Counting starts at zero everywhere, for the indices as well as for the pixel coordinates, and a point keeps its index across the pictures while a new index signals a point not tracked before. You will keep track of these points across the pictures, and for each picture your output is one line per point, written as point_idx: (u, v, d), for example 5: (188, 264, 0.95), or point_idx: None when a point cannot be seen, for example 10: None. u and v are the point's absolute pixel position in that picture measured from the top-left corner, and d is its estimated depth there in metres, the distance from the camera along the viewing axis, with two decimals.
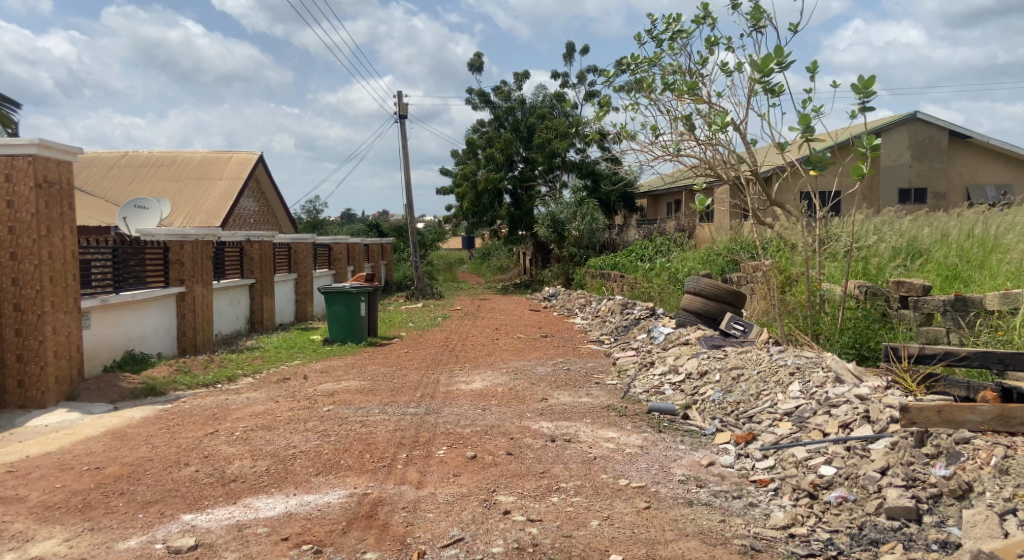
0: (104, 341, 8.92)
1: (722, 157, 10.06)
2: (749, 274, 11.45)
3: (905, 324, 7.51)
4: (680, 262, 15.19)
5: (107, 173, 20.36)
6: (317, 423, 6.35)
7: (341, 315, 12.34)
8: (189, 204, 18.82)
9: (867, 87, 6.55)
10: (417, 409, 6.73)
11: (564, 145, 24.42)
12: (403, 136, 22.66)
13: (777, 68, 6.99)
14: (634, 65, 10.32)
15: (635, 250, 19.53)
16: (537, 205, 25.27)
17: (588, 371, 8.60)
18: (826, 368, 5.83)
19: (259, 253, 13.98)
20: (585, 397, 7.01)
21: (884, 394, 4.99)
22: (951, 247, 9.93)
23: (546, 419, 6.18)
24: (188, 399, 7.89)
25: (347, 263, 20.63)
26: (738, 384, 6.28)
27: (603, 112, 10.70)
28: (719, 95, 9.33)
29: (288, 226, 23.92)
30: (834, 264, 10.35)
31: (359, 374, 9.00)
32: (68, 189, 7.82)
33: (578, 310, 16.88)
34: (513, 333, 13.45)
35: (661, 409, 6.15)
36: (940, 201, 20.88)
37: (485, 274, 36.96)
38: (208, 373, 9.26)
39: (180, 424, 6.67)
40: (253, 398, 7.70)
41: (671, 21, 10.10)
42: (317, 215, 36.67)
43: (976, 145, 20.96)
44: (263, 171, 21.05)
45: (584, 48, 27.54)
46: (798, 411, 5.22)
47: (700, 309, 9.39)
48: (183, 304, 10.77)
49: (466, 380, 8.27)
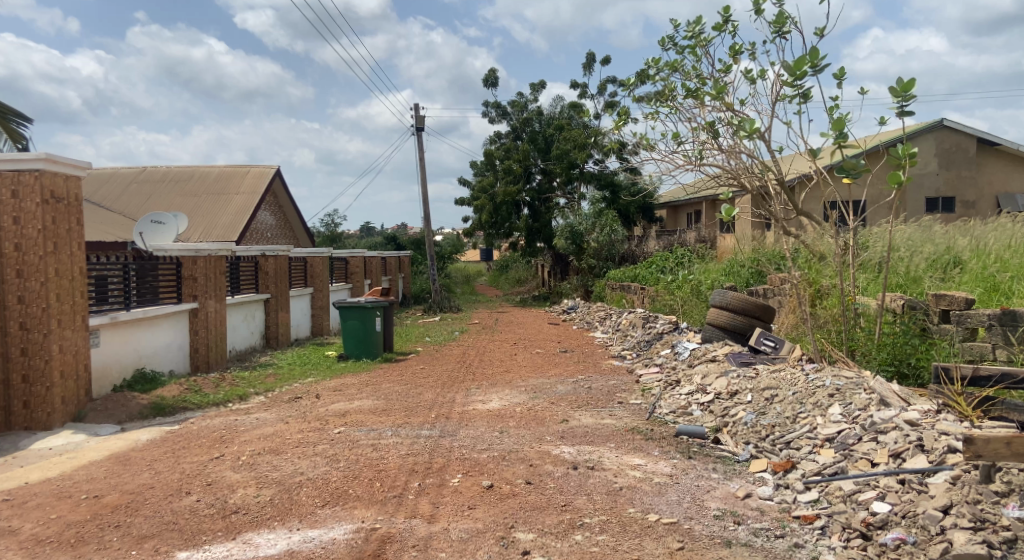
0: (115, 360, 8.73)
1: (746, 166, 9.70)
2: (777, 287, 11.04)
3: (947, 339, 7.02)
4: (703, 275, 14.79)
5: (125, 188, 20.41)
6: (327, 447, 6.06)
7: (356, 331, 12.08)
8: (206, 220, 18.75)
9: (907, 90, 6.18)
10: (432, 432, 6.42)
11: (583, 156, 24.12)
12: (421, 149, 22.54)
13: (810, 72, 6.64)
14: (653, 74, 10.04)
15: (656, 261, 19.13)
16: (555, 217, 25.02)
17: (609, 389, 8.24)
18: (868, 389, 5.45)
19: (274, 267, 13.82)
20: (608, 419, 6.64)
21: (937, 420, 4.61)
22: (990, 256, 9.45)
23: (567, 443, 5.83)
24: (197, 420, 7.65)
25: (364, 277, 20.44)
26: (772, 405, 5.90)
27: (623, 121, 10.40)
28: (744, 101, 8.99)
29: (305, 240, 23.83)
30: (867, 276, 9.89)
31: (373, 392, 8.71)
32: (76, 204, 7.65)
33: (598, 323, 16.52)
34: (532, 348, 13.14)
35: (690, 432, 5.79)
36: (969, 210, 20.25)
37: (503, 286, 36.73)
38: (220, 392, 9.03)
39: (185, 448, 6.41)
40: (263, 419, 7.43)
41: (692, 25, 9.79)
42: (335, 228, 36.62)
43: (1005, 153, 20.34)
44: (280, 185, 20.99)
45: (603, 58, 27.36)
46: (842, 437, 4.84)
47: (726, 324, 8.99)
48: (195, 322, 10.57)
49: (483, 399, 7.95)
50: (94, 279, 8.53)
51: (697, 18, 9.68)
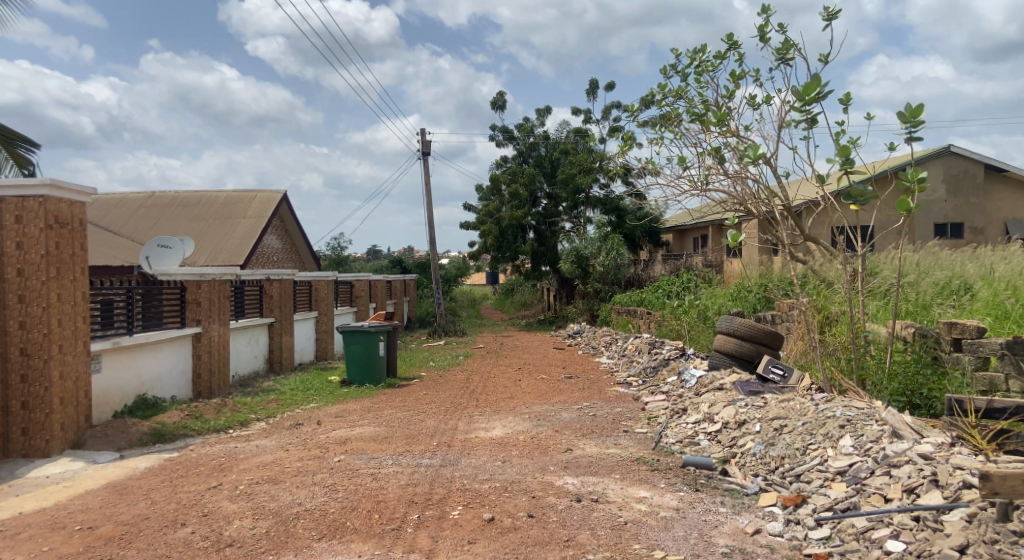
0: (116, 386, 8.66)
1: (752, 191, 9.65)
2: (785, 313, 10.93)
3: (959, 369, 6.85)
4: (709, 300, 14.67)
5: (133, 213, 20.51)
6: (326, 476, 5.95)
7: (359, 355, 11.99)
8: (212, 244, 18.78)
9: (915, 116, 6.13)
10: (433, 460, 6.30)
11: (589, 180, 24.15)
12: (427, 173, 22.62)
13: (816, 98, 6.61)
14: (658, 99, 10.04)
15: (662, 286, 19.04)
16: (561, 241, 25.02)
17: (615, 416, 8.11)
18: (880, 421, 5.33)
19: (279, 291, 13.79)
20: (613, 448, 6.51)
21: (951, 453, 4.50)
22: (1001, 283, 9.34)
23: (571, 474, 5.70)
24: (197, 447, 7.55)
25: (369, 301, 20.41)
26: (781, 436, 5.77)
27: (628, 147, 10.38)
28: (749, 127, 8.96)
29: (311, 263, 23.86)
30: (876, 303, 9.78)
31: (375, 419, 8.60)
32: (80, 229, 7.64)
33: (604, 348, 16.37)
34: (537, 373, 13.02)
35: (697, 462, 5.66)
36: (978, 236, 20.11)
37: (509, 310, 36.63)
38: (221, 418, 8.94)
39: (183, 477, 6.30)
40: (263, 446, 7.33)
41: (695, 52, 9.81)
42: (341, 251, 36.68)
43: (1013, 179, 20.26)
44: (287, 209, 21.07)
45: (608, 83, 27.54)
46: (853, 470, 4.73)
47: (734, 351, 8.87)
48: (199, 346, 10.51)
49: (486, 426, 7.82)
50: (101, 305, 8.54)
51: (700, 45, 9.70)
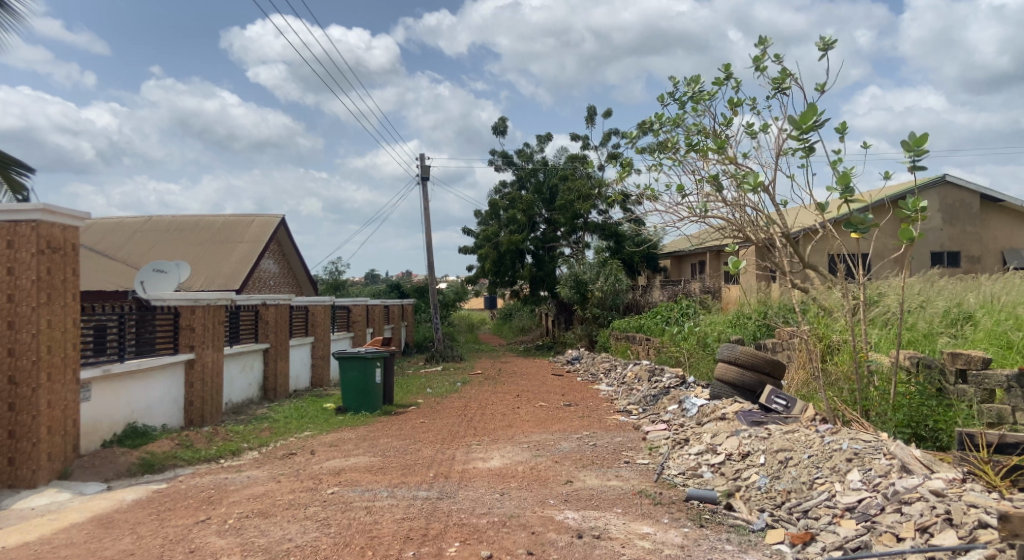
0: (105, 415, 8.49)
1: (750, 218, 9.59)
2: (785, 341, 10.82)
3: (965, 401, 6.75)
4: (708, 327, 14.54)
5: (129, 238, 20.41)
6: (318, 510, 5.77)
7: (355, 382, 11.82)
8: (209, 268, 18.67)
9: (918, 145, 6.10)
10: (429, 493, 6.13)
11: (587, 206, 24.15)
12: (425, 198, 22.61)
13: (815, 126, 6.60)
14: (655, 126, 10.03)
15: (661, 312, 18.93)
16: (559, 266, 24.97)
17: (615, 447, 7.93)
18: (888, 455, 5.20)
19: (275, 316, 13.65)
20: (614, 481, 6.33)
21: (963, 490, 4.39)
22: (1002, 312, 9.27)
23: (571, 507, 5.53)
24: (186, 478, 7.37)
25: (366, 326, 20.27)
26: (786, 469, 5.63)
27: (626, 174, 10.36)
28: (747, 155, 8.94)
29: (307, 288, 23.73)
30: (879, 332, 9.66)
31: (370, 448, 8.42)
32: (73, 255, 7.52)
33: (603, 375, 16.19)
34: (536, 400, 12.83)
35: (701, 496, 5.51)
36: (975, 265, 20.08)
37: (507, 336, 36.43)
38: (212, 447, 8.77)
39: (171, 510, 6.12)
40: (253, 478, 7.15)
41: (692, 82, 9.84)
42: (338, 276, 36.52)
43: (1008, 209, 20.30)
44: (284, 233, 21.01)
45: (606, 110, 27.73)
46: (862, 506, 4.61)
47: (735, 380, 8.73)
48: (191, 373, 10.34)
49: (483, 456, 7.64)
50: (94, 330, 8.37)
51: (697, 75, 9.73)
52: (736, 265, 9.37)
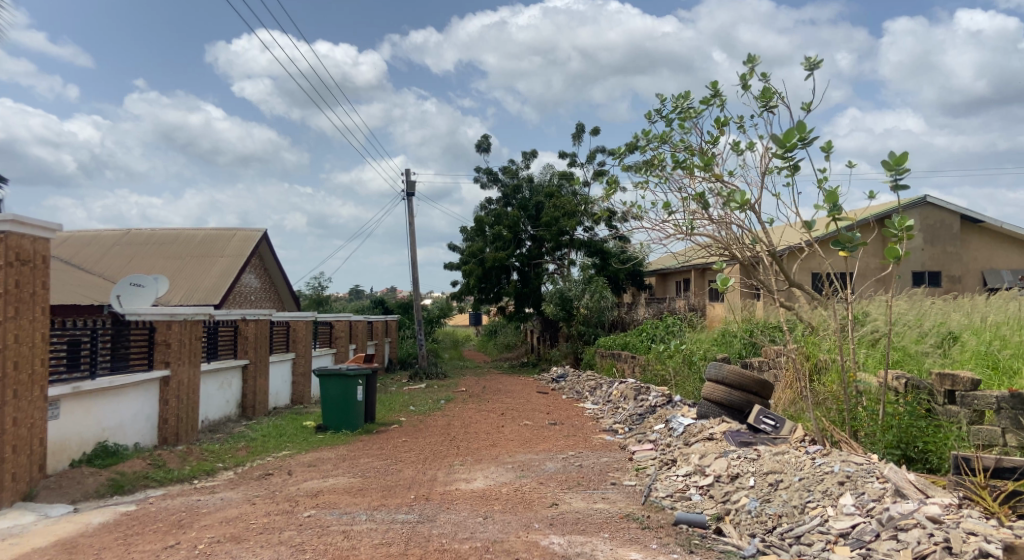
0: (75, 433, 8.20)
1: (737, 236, 9.53)
2: (772, 359, 10.75)
3: (955, 423, 6.70)
4: (694, 344, 14.45)
5: (107, 251, 20.04)
6: (294, 534, 5.54)
7: (336, 400, 11.58)
8: (188, 283, 18.34)
9: (900, 164, 6.08)
10: (410, 516, 5.91)
11: (572, 223, 24.07)
12: (410, 214, 22.46)
13: (800, 144, 6.57)
14: (642, 143, 9.98)
15: (647, 329, 18.86)
16: (545, 283, 25.05)
17: (602, 468, 7.75)
18: (882, 478, 5.09)
19: (254, 332, 13.37)
20: (600, 503, 6.16)
21: (960, 516, 4.33)
22: (987, 333, 9.26)
23: (557, 532, 5.35)
24: (157, 500, 7.09)
25: (349, 342, 19.98)
26: (777, 492, 5.51)
27: (613, 190, 10.29)
28: (733, 173, 8.90)
29: (290, 304, 23.41)
30: (866, 351, 9.59)
31: (350, 468, 8.18)
32: (43, 267, 7.29)
33: (588, 393, 16.02)
34: (521, 419, 12.64)
35: (690, 520, 5.36)
36: (955, 284, 20.23)
37: (492, 352, 36.21)
38: (185, 467, 8.50)
39: (138, 534, 5.85)
40: (227, 500, 6.89)
41: (679, 99, 9.82)
42: (321, 291, 36.14)
43: (988, 230, 20.51)
44: (267, 248, 20.74)
45: (593, 128, 27.76)
46: (857, 532, 4.53)
47: (723, 400, 8.61)
48: (166, 391, 10.05)
49: (466, 477, 7.43)
50: (68, 345, 8.18)
51: (684, 92, 9.70)
52: (722, 282, 9.25)
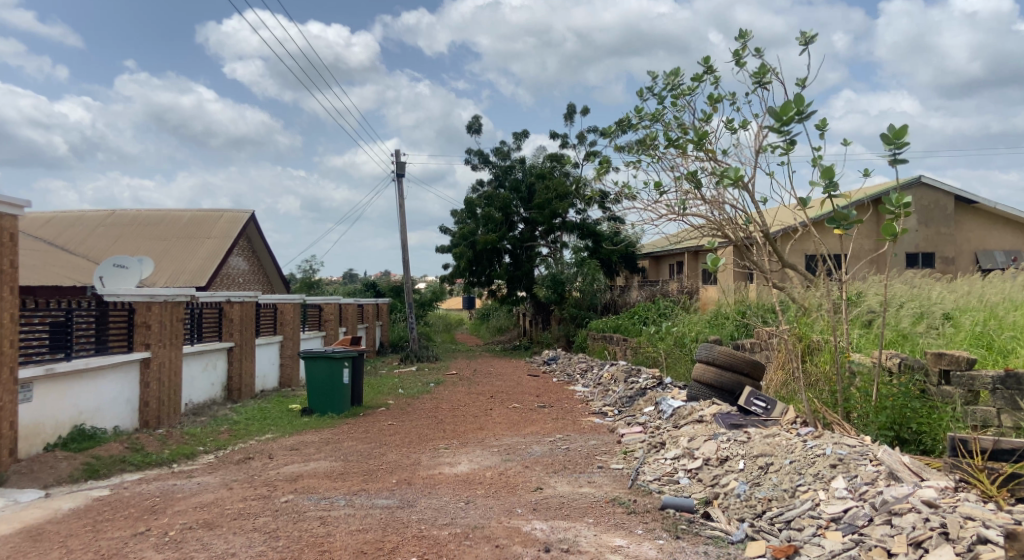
0: (49, 416, 7.99)
1: (730, 217, 9.32)
2: (764, 341, 10.65)
3: (949, 403, 6.57)
4: (686, 326, 14.30)
5: (91, 232, 19.72)
6: (269, 520, 5.35)
7: (322, 383, 11.37)
8: (174, 264, 18.05)
9: (899, 137, 5.88)
10: (390, 501, 5.74)
11: (565, 205, 23.78)
12: (401, 195, 22.16)
13: (796, 118, 6.38)
14: (634, 122, 9.75)
15: (638, 312, 18.72)
16: (538, 266, 24.85)
17: (589, 451, 7.59)
18: (875, 461, 4.96)
19: (240, 313, 13.13)
20: (586, 488, 5.99)
21: (957, 500, 4.18)
22: (979, 313, 9.15)
23: (539, 517, 5.19)
24: (132, 484, 6.90)
25: (338, 324, 19.76)
26: (767, 475, 5.37)
27: (604, 171, 10.06)
28: (727, 151, 8.69)
29: (279, 286, 23.14)
30: (859, 332, 9.46)
31: (332, 452, 8.00)
32: (11, 245, 7.04)
33: (579, 376, 15.89)
34: (510, 402, 12.49)
35: (677, 505, 5.21)
36: (949, 266, 20.08)
37: (485, 336, 36.08)
38: (165, 450, 8.30)
39: (109, 521, 5.65)
40: (204, 484, 6.72)
41: (671, 76, 9.56)
42: (312, 275, 35.87)
43: (982, 211, 20.36)
44: (255, 229, 20.44)
45: (585, 108, 27.40)
46: (849, 517, 4.38)
47: (714, 382, 8.44)
48: (147, 373, 9.80)
49: (451, 461, 7.26)
50: (51, 327, 8.07)
51: (676, 68, 9.44)
52: (715, 258, 9.02)
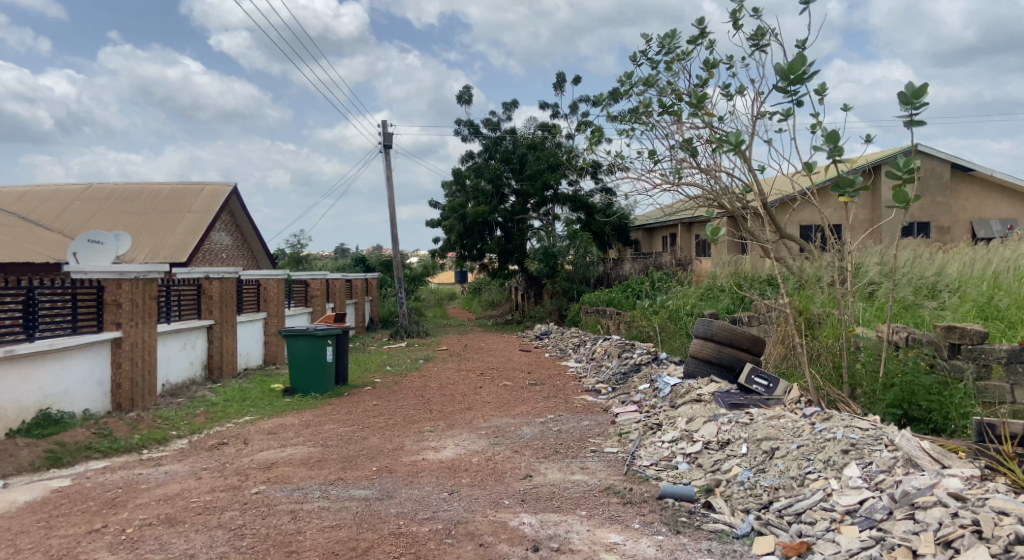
0: (11, 399, 7.54)
1: (727, 187, 8.87)
2: (761, 314, 10.31)
3: (961, 379, 6.20)
4: (681, 299, 13.88)
5: (67, 206, 19.05)
6: (236, 515, 4.94)
7: (305, 361, 10.92)
8: (154, 240, 17.50)
9: (918, 97, 5.42)
10: (368, 492, 5.34)
11: (557, 176, 23.19)
12: (388, 167, 21.55)
13: (803, 78, 5.90)
14: (626, 88, 9.23)
15: (632, 286, 18.38)
16: (529, 239, 24.36)
17: (581, 433, 7.19)
18: (891, 446, 4.58)
19: (219, 291, 12.62)
20: (579, 475, 5.60)
21: (986, 491, 3.83)
22: (985, 283, 8.77)
23: (528, 509, 4.80)
24: (95, 474, 6.48)
25: (325, 300, 19.28)
26: (772, 462, 5.00)
27: (596, 141, 9.57)
28: (724, 117, 8.20)
29: (264, 262, 22.57)
30: (862, 305, 9.05)
31: (311, 437, 7.58)
32: None
33: (572, 351, 15.52)
34: (501, 379, 12.12)
35: (676, 493, 4.83)
36: (944, 235, 19.76)
37: (477, 309, 35.67)
38: (134, 436, 7.86)
39: (64, 516, 5.24)
40: (171, 473, 6.31)
41: (666, 38, 8.99)
42: (301, 249, 35.21)
43: (980, 179, 19.91)
44: (237, 202, 19.82)
45: (576, 77, 26.64)
46: (866, 509, 4.02)
47: (712, 358, 8.05)
48: (118, 353, 9.29)
49: (436, 446, 6.84)
50: (24, 305, 7.81)
51: (671, 30, 8.89)
52: (714, 225, 8.51)
